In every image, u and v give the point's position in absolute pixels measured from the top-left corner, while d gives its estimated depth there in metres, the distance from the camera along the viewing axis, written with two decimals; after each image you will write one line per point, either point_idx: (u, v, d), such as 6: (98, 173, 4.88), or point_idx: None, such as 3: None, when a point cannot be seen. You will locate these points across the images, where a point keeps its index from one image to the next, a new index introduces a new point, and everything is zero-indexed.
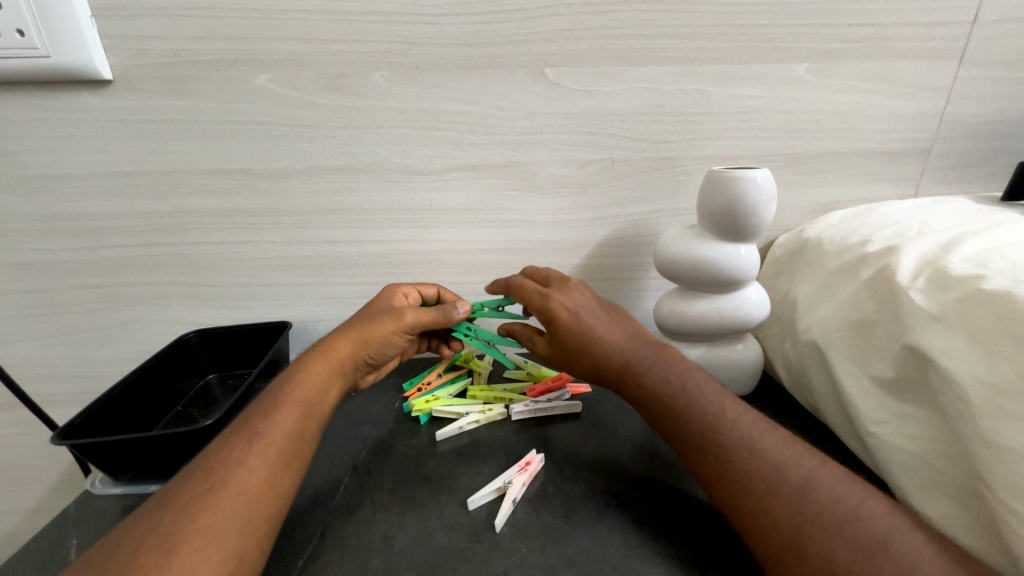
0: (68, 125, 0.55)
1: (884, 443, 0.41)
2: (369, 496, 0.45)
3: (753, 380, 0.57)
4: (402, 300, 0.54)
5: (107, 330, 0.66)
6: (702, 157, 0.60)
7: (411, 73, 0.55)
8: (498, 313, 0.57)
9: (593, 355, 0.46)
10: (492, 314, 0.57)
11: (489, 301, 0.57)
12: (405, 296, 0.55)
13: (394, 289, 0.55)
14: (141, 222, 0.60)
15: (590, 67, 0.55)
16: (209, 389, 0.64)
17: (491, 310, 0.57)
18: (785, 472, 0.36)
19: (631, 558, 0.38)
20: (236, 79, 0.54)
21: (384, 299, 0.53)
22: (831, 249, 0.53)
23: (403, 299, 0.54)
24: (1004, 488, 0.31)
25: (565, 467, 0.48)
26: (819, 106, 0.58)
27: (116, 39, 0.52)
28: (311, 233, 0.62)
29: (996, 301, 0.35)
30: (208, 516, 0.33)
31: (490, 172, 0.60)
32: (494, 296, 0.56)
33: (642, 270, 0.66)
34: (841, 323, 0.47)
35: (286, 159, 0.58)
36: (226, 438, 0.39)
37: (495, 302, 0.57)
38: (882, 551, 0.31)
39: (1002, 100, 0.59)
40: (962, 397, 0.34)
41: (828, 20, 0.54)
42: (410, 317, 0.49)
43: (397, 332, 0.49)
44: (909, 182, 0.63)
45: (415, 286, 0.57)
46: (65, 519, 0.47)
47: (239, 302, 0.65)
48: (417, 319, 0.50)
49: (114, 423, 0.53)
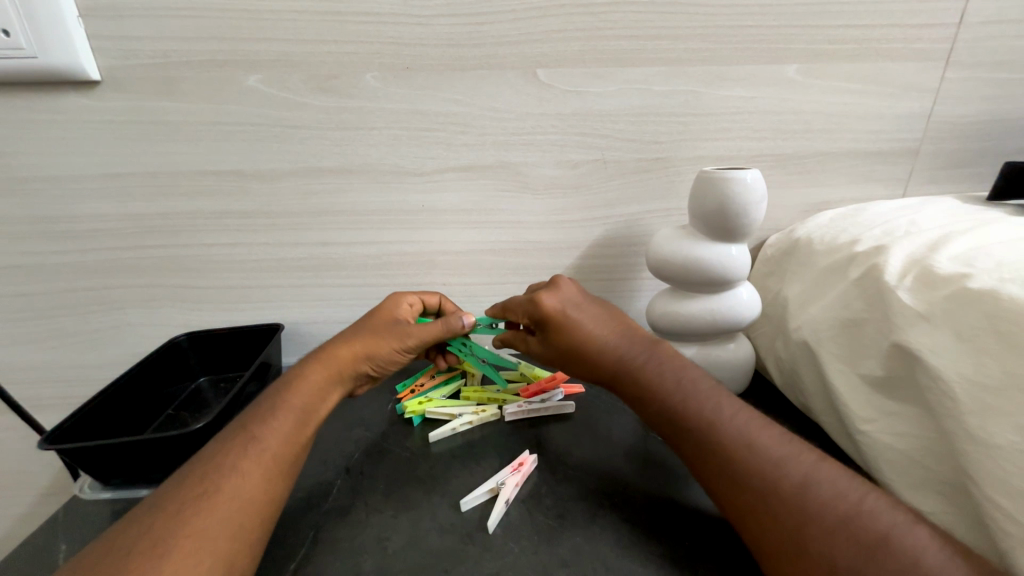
0: (56, 127, 0.55)
1: (873, 441, 0.41)
2: (362, 498, 0.45)
3: (744, 380, 0.57)
4: (406, 311, 0.54)
5: (97, 333, 0.65)
6: (694, 157, 0.61)
7: (402, 74, 0.55)
8: (490, 330, 0.57)
9: (590, 357, 0.47)
10: (485, 331, 0.57)
11: (482, 318, 0.57)
12: (409, 306, 0.55)
13: (398, 297, 0.54)
14: (131, 224, 0.60)
15: (582, 68, 0.56)
16: (201, 392, 0.63)
17: (483, 326, 0.57)
18: (782, 471, 0.35)
19: (623, 557, 0.38)
20: (226, 80, 0.54)
21: (387, 308, 0.53)
22: (820, 249, 0.54)
23: (406, 309, 0.54)
24: (991, 485, 0.31)
25: (558, 468, 0.48)
26: (809, 107, 0.59)
27: (104, 39, 0.52)
28: (303, 234, 0.62)
29: (982, 300, 0.35)
30: (204, 519, 0.33)
31: (483, 173, 0.60)
32: (490, 317, 0.55)
33: (635, 271, 0.67)
34: (831, 322, 0.47)
35: (277, 161, 0.58)
36: (220, 443, 0.38)
37: (489, 319, 0.57)
38: (881, 549, 0.31)
39: (989, 101, 0.60)
40: (949, 395, 0.35)
41: (817, 21, 0.55)
42: (415, 337, 0.50)
43: (402, 348, 0.50)
44: (898, 181, 0.63)
45: (418, 294, 0.57)
46: (53, 525, 0.47)
47: (231, 304, 0.65)
48: (421, 336, 0.50)
49: (104, 427, 0.53)
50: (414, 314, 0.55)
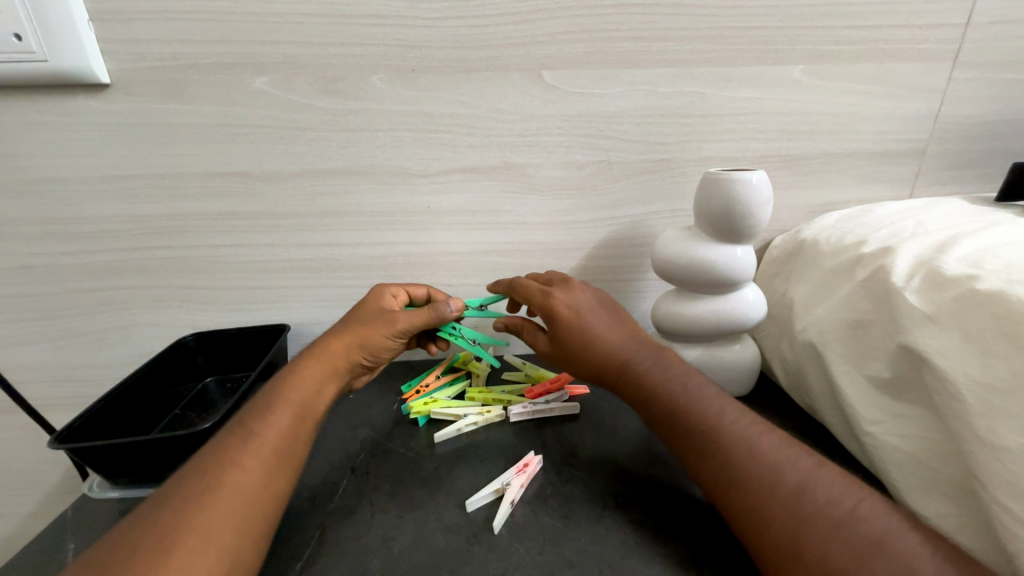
0: (65, 130, 0.55)
1: (880, 442, 0.41)
2: (367, 498, 0.45)
3: (751, 380, 0.57)
4: (391, 301, 0.54)
5: (105, 333, 0.66)
6: (699, 158, 0.60)
7: (409, 76, 0.55)
8: (479, 311, 0.58)
9: (583, 353, 0.47)
10: (475, 312, 0.58)
11: (473, 301, 0.58)
12: (393, 297, 0.55)
13: (382, 290, 0.55)
14: (139, 226, 0.60)
15: (587, 69, 0.56)
16: (208, 392, 0.64)
17: (473, 309, 0.58)
18: (780, 476, 0.35)
19: (628, 558, 0.38)
20: (234, 82, 0.54)
21: (373, 300, 0.53)
22: (827, 249, 0.54)
23: (391, 300, 0.54)
24: (998, 486, 0.31)
25: (563, 469, 0.48)
26: (815, 108, 0.58)
27: (113, 43, 0.52)
28: (309, 235, 0.62)
29: (990, 300, 0.35)
30: (206, 515, 0.33)
31: (488, 174, 0.60)
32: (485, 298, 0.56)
33: (641, 271, 0.67)
34: (837, 322, 0.47)
35: (284, 163, 0.58)
36: (222, 439, 0.39)
37: (479, 301, 0.58)
38: (873, 553, 0.31)
39: (996, 101, 0.59)
40: (957, 396, 0.35)
41: (823, 22, 0.55)
42: (402, 321, 0.50)
43: (390, 335, 0.50)
44: (905, 182, 0.63)
45: (403, 287, 0.57)
46: (62, 523, 0.47)
47: (238, 305, 0.66)
48: (408, 322, 0.50)
49: (112, 426, 0.53)
50: (401, 303, 0.56)
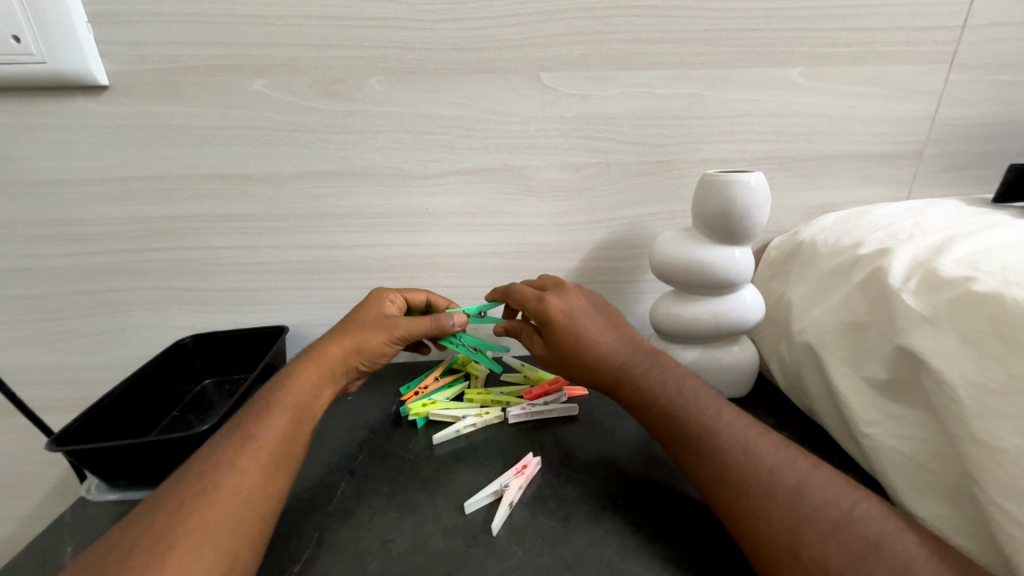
0: (65, 132, 0.55)
1: (877, 443, 0.41)
2: (366, 500, 0.45)
3: (749, 382, 0.57)
4: (390, 306, 0.54)
5: (103, 335, 0.66)
6: (697, 160, 0.61)
7: (407, 78, 0.55)
8: (479, 318, 0.58)
9: (579, 357, 0.47)
10: (476, 319, 0.58)
11: (471, 308, 0.58)
12: (391, 302, 0.55)
13: (381, 295, 0.55)
14: (138, 228, 0.60)
15: (585, 71, 0.56)
16: (207, 394, 0.64)
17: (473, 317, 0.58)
18: (778, 477, 0.36)
19: (627, 559, 0.38)
20: (232, 84, 0.55)
21: (371, 305, 0.53)
22: (824, 251, 0.54)
23: (390, 305, 0.54)
24: (995, 488, 0.31)
25: (562, 470, 0.48)
26: (813, 110, 0.59)
27: (113, 45, 0.52)
28: (308, 237, 0.62)
29: (987, 302, 0.35)
30: (204, 515, 0.33)
31: (486, 176, 0.60)
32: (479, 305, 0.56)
33: (639, 273, 0.67)
34: (834, 324, 0.47)
35: (283, 164, 0.58)
36: (220, 440, 0.39)
37: (478, 308, 0.57)
38: (871, 554, 0.31)
39: (993, 103, 0.60)
40: (954, 398, 0.35)
41: (820, 25, 0.55)
42: (401, 329, 0.50)
43: (388, 342, 0.50)
44: (903, 183, 0.63)
45: (402, 292, 0.57)
46: (60, 526, 0.47)
47: (237, 307, 0.66)
48: (407, 330, 0.51)
49: (110, 428, 0.53)
50: (399, 308, 0.55)
